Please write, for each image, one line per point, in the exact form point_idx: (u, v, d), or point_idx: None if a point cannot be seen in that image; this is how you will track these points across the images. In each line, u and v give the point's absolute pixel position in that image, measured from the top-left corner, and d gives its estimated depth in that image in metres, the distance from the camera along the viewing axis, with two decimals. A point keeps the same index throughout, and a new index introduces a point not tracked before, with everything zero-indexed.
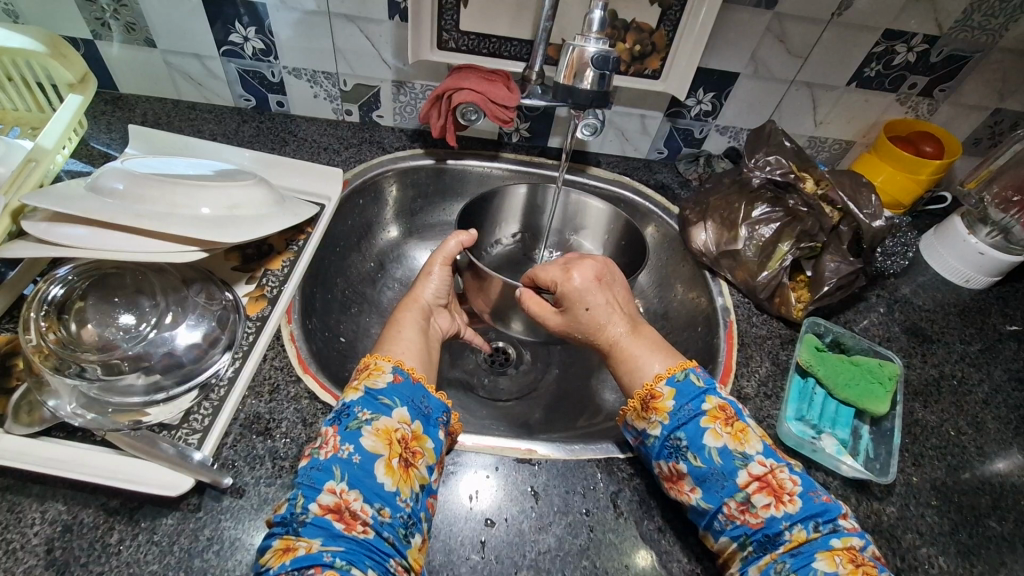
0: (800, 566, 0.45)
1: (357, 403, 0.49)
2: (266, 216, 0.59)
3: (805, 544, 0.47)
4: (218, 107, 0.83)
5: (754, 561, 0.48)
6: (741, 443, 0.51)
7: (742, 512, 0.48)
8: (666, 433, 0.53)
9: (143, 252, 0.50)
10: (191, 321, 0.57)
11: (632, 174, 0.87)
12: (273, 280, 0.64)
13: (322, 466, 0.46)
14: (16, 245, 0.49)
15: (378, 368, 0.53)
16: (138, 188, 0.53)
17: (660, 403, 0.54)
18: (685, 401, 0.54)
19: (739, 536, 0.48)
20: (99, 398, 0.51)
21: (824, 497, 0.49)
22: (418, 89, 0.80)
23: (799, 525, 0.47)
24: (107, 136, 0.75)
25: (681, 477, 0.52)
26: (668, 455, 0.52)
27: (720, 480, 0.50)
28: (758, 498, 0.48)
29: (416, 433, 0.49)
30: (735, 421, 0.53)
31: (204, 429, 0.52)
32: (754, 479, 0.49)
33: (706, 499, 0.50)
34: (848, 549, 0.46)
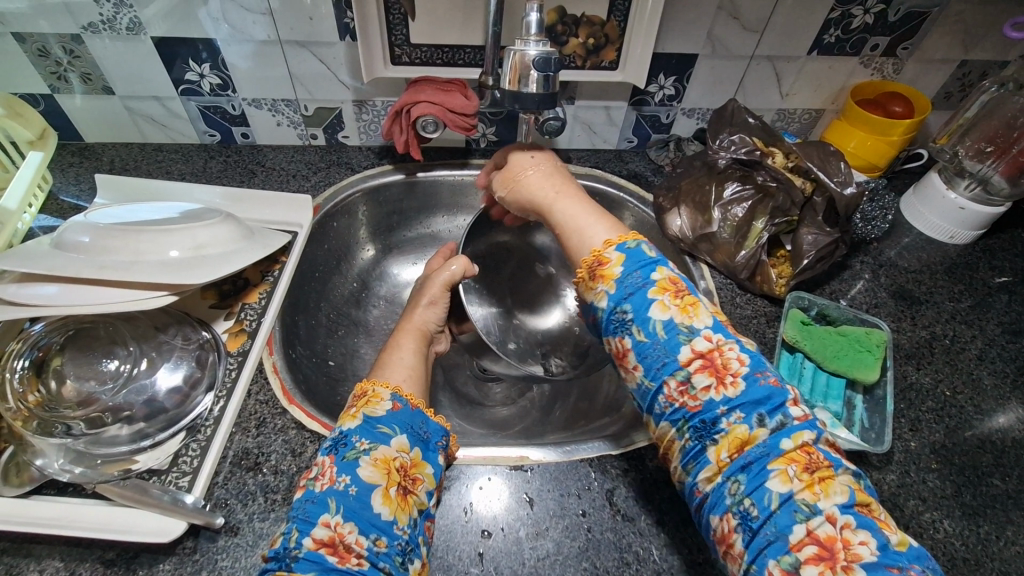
0: (747, 472, 0.42)
1: (355, 432, 0.49)
2: (237, 253, 0.59)
3: (752, 445, 0.43)
4: (185, 146, 0.83)
5: (693, 450, 0.45)
6: (689, 318, 0.48)
7: (682, 395, 0.46)
8: (611, 304, 0.50)
9: (114, 302, 0.50)
10: (173, 365, 0.58)
11: (604, 167, 0.87)
12: (251, 314, 0.64)
13: (317, 499, 0.46)
14: None
15: (377, 395, 0.53)
16: (104, 240, 0.53)
17: (608, 271, 0.51)
18: (634, 269, 0.50)
19: (678, 420, 0.46)
20: (86, 451, 0.51)
21: (772, 382, 0.45)
22: (380, 106, 0.80)
23: (739, 414, 0.44)
24: (76, 188, 0.75)
25: (625, 353, 0.50)
26: (613, 330, 0.50)
27: (661, 356, 0.47)
28: (698, 379, 0.45)
29: (415, 460, 0.50)
30: (686, 296, 0.49)
31: (194, 471, 0.52)
32: (697, 357, 0.46)
33: (648, 376, 0.48)
34: (801, 452, 0.41)
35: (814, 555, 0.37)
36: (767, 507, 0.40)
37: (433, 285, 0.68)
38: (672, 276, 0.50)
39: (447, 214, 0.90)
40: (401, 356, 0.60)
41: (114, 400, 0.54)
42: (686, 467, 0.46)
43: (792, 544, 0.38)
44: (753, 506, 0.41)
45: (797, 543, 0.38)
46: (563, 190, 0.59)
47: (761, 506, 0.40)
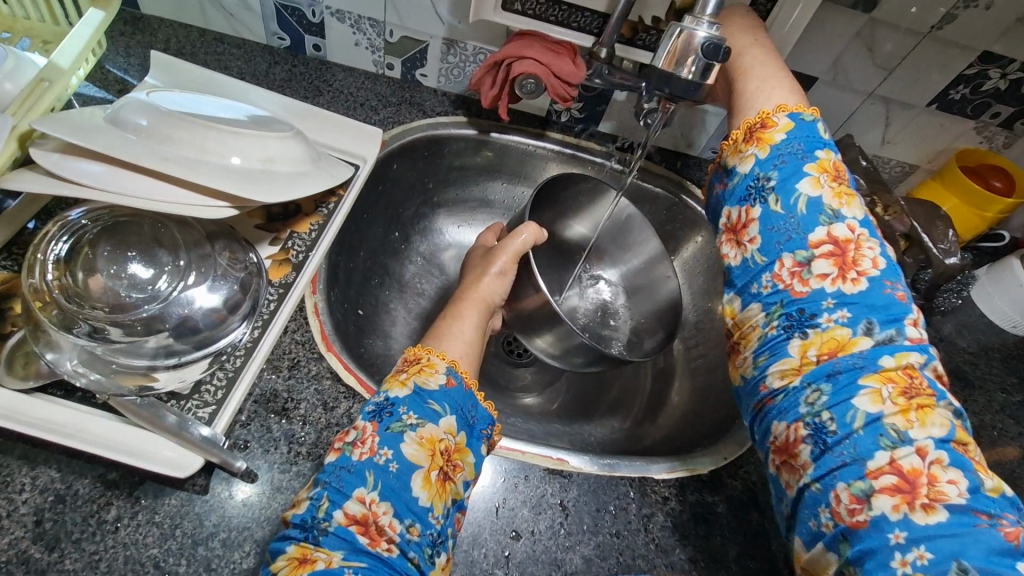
0: (836, 382, 0.42)
1: (404, 403, 0.45)
2: (303, 176, 0.53)
3: (849, 354, 0.43)
4: (248, 43, 0.76)
5: (776, 339, 0.47)
6: (838, 203, 0.46)
7: (792, 277, 0.47)
8: (755, 168, 0.50)
9: (167, 200, 0.44)
10: (211, 283, 0.51)
11: (682, 172, 0.82)
12: (299, 245, 0.58)
13: (353, 468, 0.42)
14: (22, 176, 0.44)
15: (432, 365, 0.49)
16: (166, 128, 0.47)
17: (767, 134, 0.50)
18: (796, 138, 0.49)
19: (772, 304, 0.47)
20: (103, 355, 0.46)
21: (899, 298, 0.44)
22: (470, 51, 0.73)
23: (846, 321, 0.44)
24: (125, 61, 0.68)
25: (745, 226, 0.50)
26: (744, 197, 0.50)
27: (791, 230, 0.47)
28: (818, 264, 0.45)
29: (459, 445, 0.46)
30: (843, 182, 0.48)
31: (217, 404, 0.47)
32: (830, 242, 0.46)
33: (762, 251, 0.48)
34: (903, 376, 0.41)
35: (892, 486, 0.38)
36: (849, 424, 0.41)
37: (503, 253, 0.64)
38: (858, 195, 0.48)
39: (508, 182, 0.85)
40: (463, 326, 0.56)
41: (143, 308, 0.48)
42: (759, 358, 0.48)
43: (870, 472, 0.39)
44: (832, 420, 0.42)
45: (875, 470, 0.39)
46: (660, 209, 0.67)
47: (842, 422, 0.41)
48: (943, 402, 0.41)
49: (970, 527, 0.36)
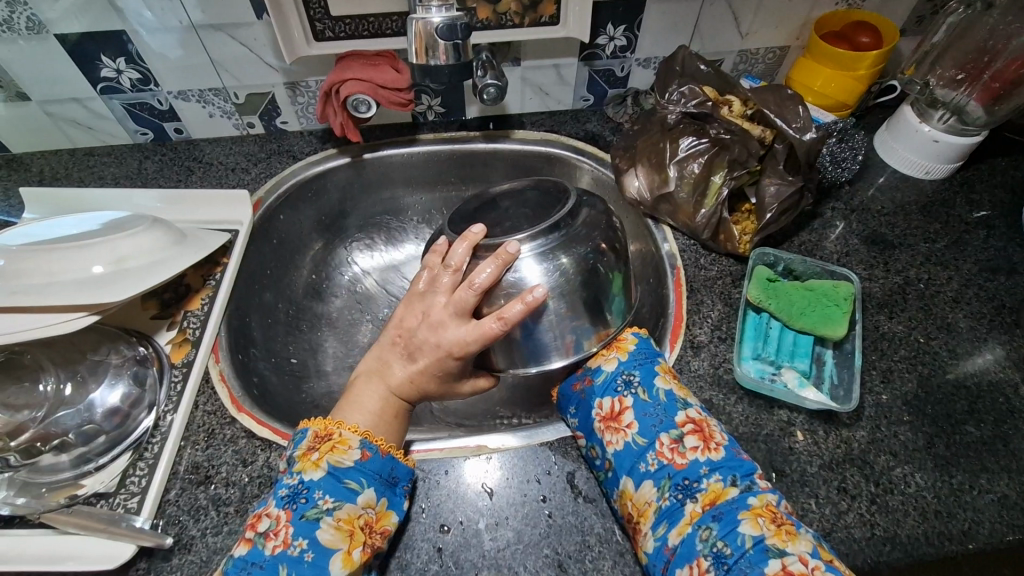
0: (720, 519, 0.45)
1: (318, 487, 0.47)
2: (161, 262, 0.57)
3: (725, 499, 0.46)
4: (117, 147, 0.79)
5: (670, 508, 0.47)
6: (685, 394, 0.54)
7: (672, 452, 0.50)
8: (620, 367, 0.56)
9: (30, 329, 0.49)
10: (112, 380, 0.57)
11: (560, 129, 0.82)
12: (194, 322, 0.61)
13: (266, 563, 0.44)
14: None
15: (344, 442, 0.50)
16: (15, 262, 0.51)
17: (624, 344, 0.58)
18: (645, 349, 0.58)
19: (661, 479, 0.49)
20: (30, 480, 0.50)
21: (745, 456, 0.50)
22: (314, 87, 0.75)
23: (718, 475, 0.48)
24: (6, 204, 0.72)
25: (621, 413, 0.53)
26: (615, 390, 0.55)
27: (659, 415, 0.52)
28: (688, 439, 0.50)
29: (380, 513, 0.48)
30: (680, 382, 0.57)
31: (142, 490, 0.51)
32: (690, 422, 0.51)
33: (641, 433, 0.51)
34: (768, 508, 0.45)
35: None
36: (741, 545, 0.43)
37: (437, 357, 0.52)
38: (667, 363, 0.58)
39: (403, 194, 0.86)
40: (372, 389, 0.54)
41: (47, 426, 0.53)
42: (655, 529, 0.47)
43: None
44: (725, 546, 0.43)
45: (774, 574, 0.41)
46: None
47: (734, 545, 0.43)
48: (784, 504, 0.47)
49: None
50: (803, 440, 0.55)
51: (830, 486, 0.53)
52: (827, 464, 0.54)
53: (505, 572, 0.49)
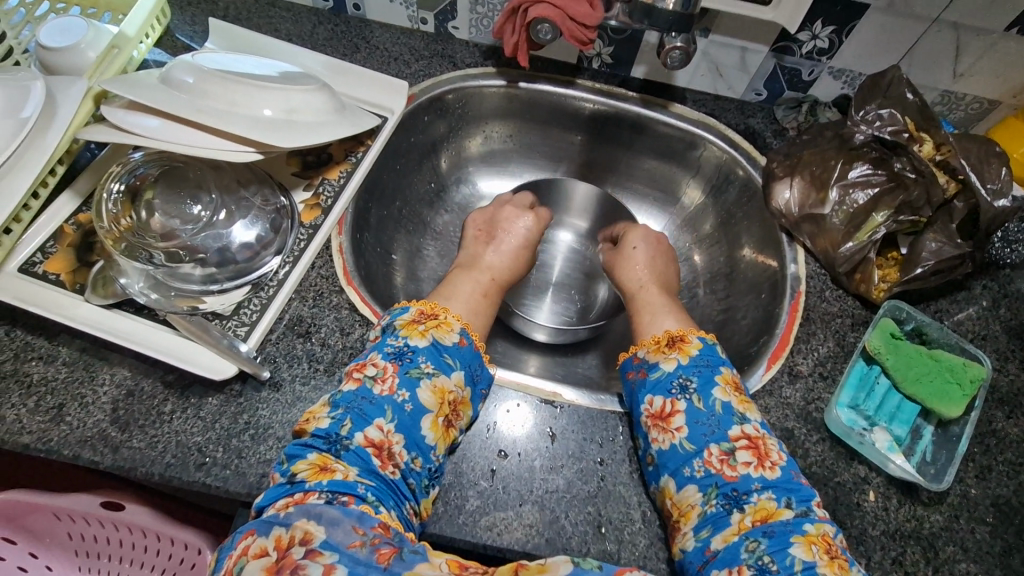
0: (770, 537, 0.44)
1: (423, 353, 0.51)
2: (323, 125, 0.59)
3: (778, 519, 0.45)
4: (297, 6, 0.80)
5: (714, 514, 0.47)
6: (744, 408, 0.52)
7: (721, 463, 0.49)
8: (678, 369, 0.54)
9: (203, 147, 0.52)
10: (249, 217, 0.60)
11: (720, 116, 0.78)
12: (329, 190, 0.64)
13: (375, 400, 0.48)
14: (96, 129, 0.52)
15: (448, 324, 0.54)
16: (204, 84, 0.55)
17: (687, 346, 0.55)
18: (709, 355, 0.55)
19: (708, 485, 0.48)
20: (164, 281, 0.56)
21: (804, 482, 0.49)
22: (497, 0, 0.74)
23: (771, 493, 0.47)
24: (191, 30, 0.76)
25: (671, 415, 0.52)
26: (669, 391, 0.53)
27: (712, 426, 0.50)
28: (741, 454, 0.49)
29: (465, 399, 0.51)
30: (742, 393, 0.54)
31: (251, 324, 0.55)
32: (745, 437, 0.50)
33: (691, 439, 0.50)
34: (823, 538, 0.44)
35: None
36: (789, 566, 0.42)
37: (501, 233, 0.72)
38: (731, 372, 0.55)
39: (541, 132, 0.85)
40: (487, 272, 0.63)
41: (190, 241, 0.58)
42: (698, 532, 0.47)
43: None
44: (773, 563, 0.43)
45: None
46: (656, 282, 0.68)
47: (782, 564, 0.43)
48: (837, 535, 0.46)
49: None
50: (873, 501, 0.53)
51: (885, 554, 0.51)
52: (890, 532, 0.52)
53: (547, 512, 0.51)
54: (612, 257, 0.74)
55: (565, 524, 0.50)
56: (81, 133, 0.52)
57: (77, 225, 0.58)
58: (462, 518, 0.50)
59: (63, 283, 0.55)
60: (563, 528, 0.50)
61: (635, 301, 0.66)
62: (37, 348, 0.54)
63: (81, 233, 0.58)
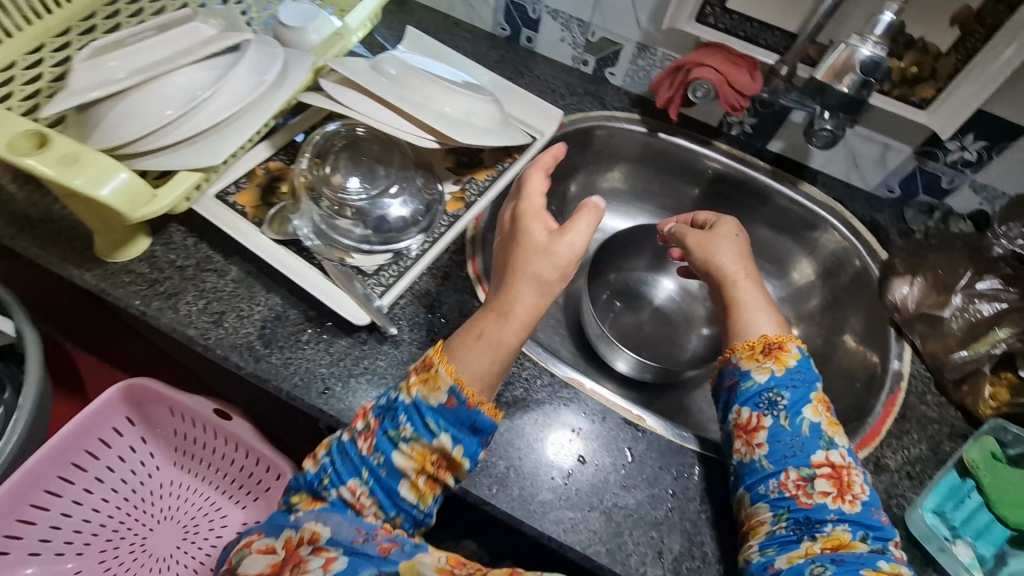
0: (837, 565, 0.45)
1: (403, 411, 0.48)
2: (492, 131, 0.67)
3: (849, 552, 0.46)
4: (477, 29, 0.90)
5: (783, 536, 0.48)
6: (832, 431, 0.52)
7: (797, 489, 0.49)
8: (771, 383, 0.54)
9: (399, 129, 0.61)
10: (404, 196, 0.67)
11: (847, 204, 0.80)
12: (474, 188, 0.71)
13: (353, 459, 0.48)
14: (314, 96, 0.62)
15: (436, 379, 0.48)
16: (406, 77, 0.64)
17: (785, 356, 0.55)
18: (805, 370, 0.54)
19: (780, 507, 0.49)
20: (327, 232, 0.64)
21: (883, 520, 0.49)
22: (658, 58, 0.80)
23: (846, 526, 0.48)
24: (387, 32, 0.87)
25: (756, 429, 0.52)
26: (756, 404, 0.53)
27: (794, 447, 0.51)
28: (820, 483, 0.49)
29: (454, 460, 0.48)
30: (832, 415, 0.54)
31: (388, 285, 0.62)
32: (828, 465, 0.50)
33: (771, 458, 0.51)
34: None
35: None
36: None
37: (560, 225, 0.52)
38: (821, 392, 0.54)
39: (665, 182, 0.90)
40: (544, 265, 0.50)
41: (369, 205, 0.66)
42: (763, 548, 0.48)
43: None
44: None
45: None
46: (752, 274, 0.62)
47: None
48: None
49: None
50: None
51: None
52: None
53: (612, 525, 0.53)
54: (701, 239, 0.65)
55: (627, 541, 0.53)
56: (303, 97, 0.62)
57: (267, 170, 0.68)
58: (534, 506, 0.53)
59: (245, 214, 0.64)
60: (625, 544, 0.53)
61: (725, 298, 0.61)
62: (214, 261, 0.63)
63: (268, 177, 0.67)
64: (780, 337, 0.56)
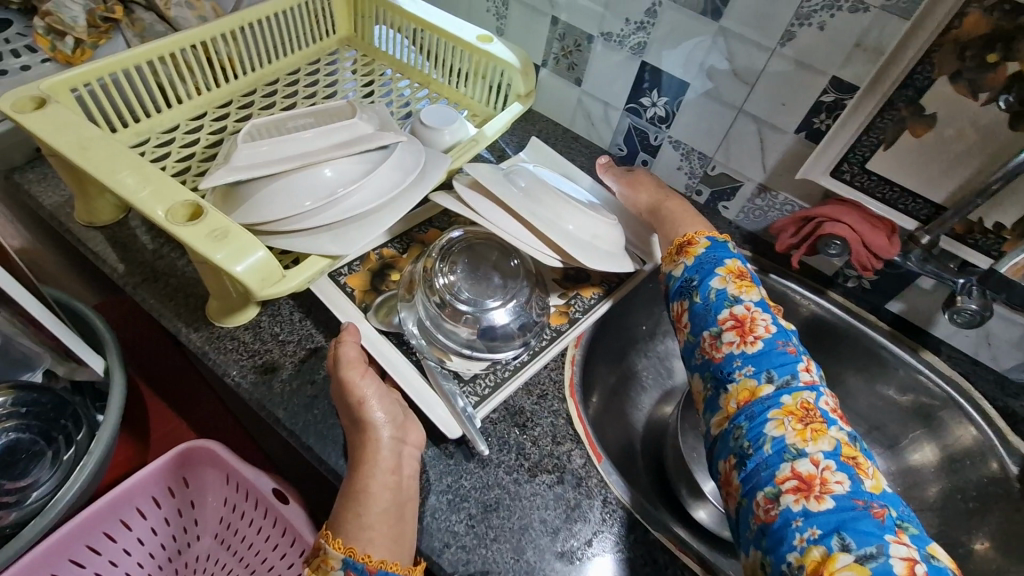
0: (751, 418, 0.48)
1: None
2: (614, 254, 0.66)
3: (757, 396, 0.49)
4: (594, 145, 0.92)
5: (715, 402, 0.52)
6: (740, 291, 0.56)
7: (710, 347, 0.54)
8: (683, 272, 0.61)
9: (526, 243, 0.61)
10: (511, 305, 0.63)
11: (976, 384, 0.73)
12: (581, 305, 0.68)
13: None
14: (448, 197, 0.63)
15: (328, 562, 0.44)
16: (537, 192, 0.64)
17: (693, 248, 0.62)
18: (714, 252, 0.61)
19: (705, 370, 0.54)
20: (431, 329, 0.62)
21: (791, 350, 0.52)
22: (779, 201, 0.79)
23: (752, 370, 0.50)
24: (509, 138, 0.91)
25: (683, 316, 0.59)
26: (677, 294, 0.60)
27: (704, 314, 0.56)
28: (726, 335, 0.54)
29: None
30: (748, 281, 0.58)
31: (482, 396, 0.59)
32: (731, 317, 0.54)
33: (691, 331, 0.57)
34: (800, 406, 0.47)
35: (794, 486, 0.43)
36: (761, 445, 0.46)
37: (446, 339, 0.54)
38: (735, 263, 0.60)
39: None
40: (375, 472, 0.47)
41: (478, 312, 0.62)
42: (705, 417, 0.53)
43: (777, 478, 0.44)
44: (749, 445, 0.47)
45: (780, 476, 0.44)
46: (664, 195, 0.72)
47: (756, 444, 0.46)
48: (837, 425, 0.46)
49: (852, 511, 0.41)
50: None
51: None
52: None
53: None
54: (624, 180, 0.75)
55: None
56: (437, 197, 0.63)
57: (381, 255, 0.68)
58: None
59: (353, 296, 0.64)
60: None
61: (657, 217, 0.70)
62: (315, 340, 0.63)
63: (381, 262, 0.68)
64: (699, 232, 0.64)
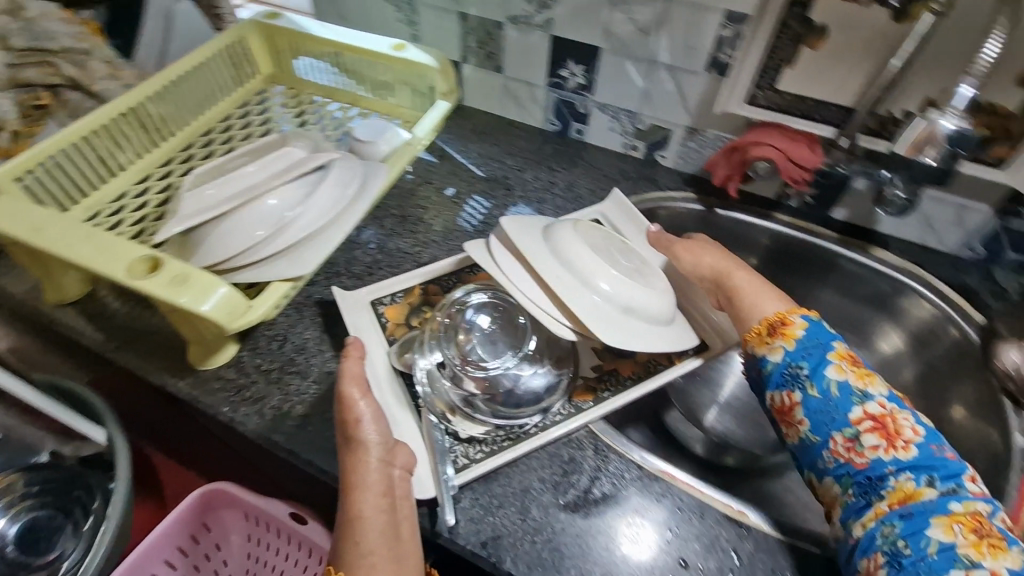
0: (907, 519, 0.46)
1: None
2: (651, 330, 0.59)
3: (917, 500, 0.47)
4: (529, 126, 0.95)
5: (857, 504, 0.49)
6: (864, 384, 0.54)
7: (848, 451, 0.51)
8: (786, 358, 0.57)
9: (541, 310, 0.56)
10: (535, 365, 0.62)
11: (929, 268, 0.76)
12: (612, 386, 0.63)
13: None
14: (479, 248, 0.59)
15: None
16: (574, 255, 0.58)
17: (790, 330, 0.58)
18: (816, 337, 0.57)
19: (841, 475, 0.51)
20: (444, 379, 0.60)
21: (949, 456, 0.50)
22: (710, 138, 0.82)
23: (909, 475, 0.48)
24: (446, 136, 0.94)
25: (791, 408, 0.56)
26: (783, 383, 0.56)
27: (830, 413, 0.53)
28: (868, 437, 0.51)
29: None
30: (861, 368, 0.55)
31: (472, 463, 0.56)
32: (868, 418, 0.51)
33: (814, 430, 0.53)
34: (972, 518, 0.45)
35: None
36: (923, 549, 0.44)
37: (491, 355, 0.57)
38: (843, 347, 0.57)
39: None
40: (364, 490, 0.49)
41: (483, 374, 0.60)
42: (843, 521, 0.50)
43: None
44: (906, 546, 0.45)
45: None
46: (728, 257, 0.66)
47: (917, 547, 0.44)
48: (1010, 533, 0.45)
49: None
50: None
51: None
52: None
53: None
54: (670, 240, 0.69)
55: None
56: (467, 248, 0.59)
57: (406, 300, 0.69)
58: None
59: (386, 327, 0.66)
60: None
61: (728, 288, 0.64)
62: (296, 364, 0.65)
63: (423, 297, 0.70)
64: (794, 308, 0.60)
